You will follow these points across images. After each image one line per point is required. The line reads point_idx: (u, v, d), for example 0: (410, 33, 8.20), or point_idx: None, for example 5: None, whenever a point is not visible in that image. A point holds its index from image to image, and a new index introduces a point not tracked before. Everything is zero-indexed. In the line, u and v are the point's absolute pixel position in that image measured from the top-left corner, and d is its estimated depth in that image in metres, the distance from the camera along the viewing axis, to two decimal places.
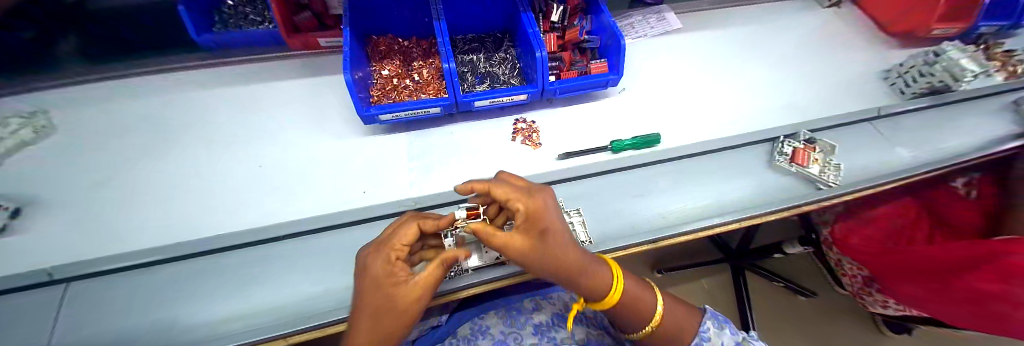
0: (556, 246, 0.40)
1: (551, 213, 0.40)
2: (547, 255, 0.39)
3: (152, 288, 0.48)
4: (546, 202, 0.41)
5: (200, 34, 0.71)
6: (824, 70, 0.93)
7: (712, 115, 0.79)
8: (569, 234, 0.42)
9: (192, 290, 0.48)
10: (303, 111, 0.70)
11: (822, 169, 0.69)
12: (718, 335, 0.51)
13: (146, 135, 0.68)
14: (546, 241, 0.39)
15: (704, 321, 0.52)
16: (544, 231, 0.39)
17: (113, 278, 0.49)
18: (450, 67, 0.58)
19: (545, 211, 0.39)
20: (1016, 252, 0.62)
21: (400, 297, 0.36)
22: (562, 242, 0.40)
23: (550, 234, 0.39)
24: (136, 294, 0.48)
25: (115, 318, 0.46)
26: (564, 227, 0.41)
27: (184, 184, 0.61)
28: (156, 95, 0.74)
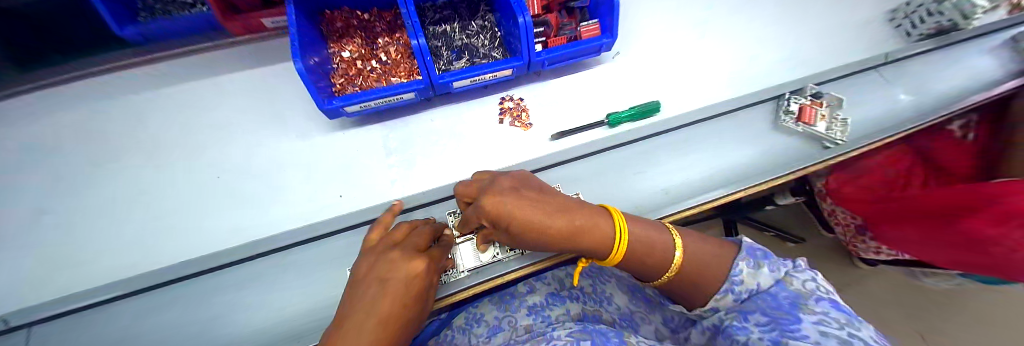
0: (532, 232, 0.40)
1: (507, 209, 0.39)
2: (535, 240, 0.41)
3: (134, 323, 0.46)
4: (496, 201, 0.40)
5: (123, 27, 0.59)
6: (829, 15, 0.86)
7: (714, 74, 0.72)
8: (539, 210, 0.40)
9: (179, 320, 0.46)
10: (260, 107, 0.61)
11: (828, 126, 0.66)
12: (753, 276, 0.46)
13: (77, 151, 0.58)
14: (527, 233, 0.40)
15: (735, 263, 0.47)
16: (508, 227, 0.40)
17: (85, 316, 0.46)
18: (419, 43, 0.50)
19: (500, 213, 0.39)
20: (1013, 195, 0.61)
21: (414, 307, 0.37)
22: (530, 225, 0.39)
23: (514, 227, 0.40)
24: (118, 331, 0.45)
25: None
26: (530, 211, 0.39)
27: (136, 206, 0.54)
28: (76, 101, 0.62)
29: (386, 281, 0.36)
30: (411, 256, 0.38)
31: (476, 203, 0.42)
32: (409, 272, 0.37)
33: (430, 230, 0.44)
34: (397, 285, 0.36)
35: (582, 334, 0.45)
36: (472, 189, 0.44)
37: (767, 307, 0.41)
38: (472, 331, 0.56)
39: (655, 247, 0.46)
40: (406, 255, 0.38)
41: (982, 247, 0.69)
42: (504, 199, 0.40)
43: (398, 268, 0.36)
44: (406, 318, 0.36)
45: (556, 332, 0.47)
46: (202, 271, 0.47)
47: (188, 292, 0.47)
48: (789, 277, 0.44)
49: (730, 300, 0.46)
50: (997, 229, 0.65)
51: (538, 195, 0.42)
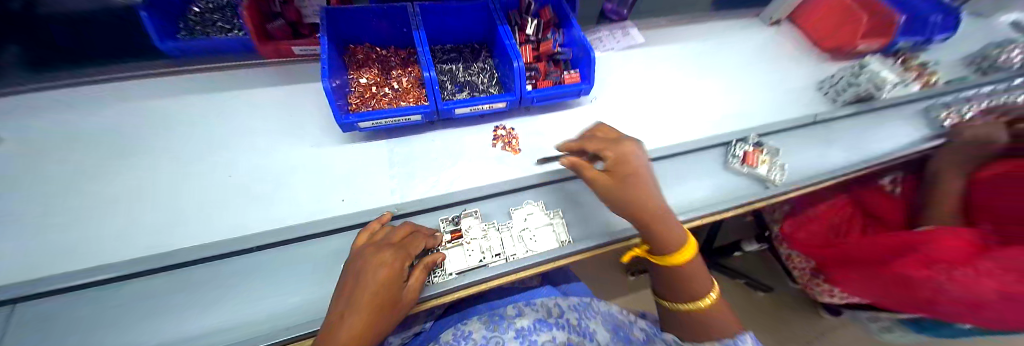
0: (636, 186, 0.51)
1: (638, 160, 0.53)
2: (629, 192, 0.51)
3: (106, 310, 0.44)
4: (634, 151, 0.54)
5: (163, 40, 0.67)
6: (770, 82, 1.04)
7: (676, 121, 0.86)
8: (653, 182, 0.53)
9: (158, 308, 0.45)
10: (279, 119, 0.68)
11: (769, 169, 0.77)
12: None
13: (96, 145, 0.62)
14: (629, 184, 0.52)
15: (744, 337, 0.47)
16: (628, 173, 0.52)
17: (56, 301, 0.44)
18: (430, 75, 0.60)
19: (632, 158, 0.53)
20: (931, 243, 0.65)
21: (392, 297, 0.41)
22: (643, 184, 0.52)
23: (632, 176, 0.52)
24: (82, 318, 0.43)
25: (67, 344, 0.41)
26: (650, 180, 0.53)
27: (145, 198, 0.57)
28: (111, 103, 0.68)
29: (361, 274, 0.41)
30: (386, 250, 0.43)
31: (613, 142, 0.55)
32: (385, 261, 0.42)
33: (410, 228, 0.49)
34: (372, 274, 0.41)
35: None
36: (609, 134, 0.59)
37: None
38: None
39: (696, 280, 0.54)
40: (384, 250, 0.43)
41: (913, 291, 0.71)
42: (646, 175, 0.53)
43: (371, 263, 0.42)
44: (386, 307, 0.40)
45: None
46: (208, 257, 0.49)
47: (177, 279, 0.47)
48: None
49: None
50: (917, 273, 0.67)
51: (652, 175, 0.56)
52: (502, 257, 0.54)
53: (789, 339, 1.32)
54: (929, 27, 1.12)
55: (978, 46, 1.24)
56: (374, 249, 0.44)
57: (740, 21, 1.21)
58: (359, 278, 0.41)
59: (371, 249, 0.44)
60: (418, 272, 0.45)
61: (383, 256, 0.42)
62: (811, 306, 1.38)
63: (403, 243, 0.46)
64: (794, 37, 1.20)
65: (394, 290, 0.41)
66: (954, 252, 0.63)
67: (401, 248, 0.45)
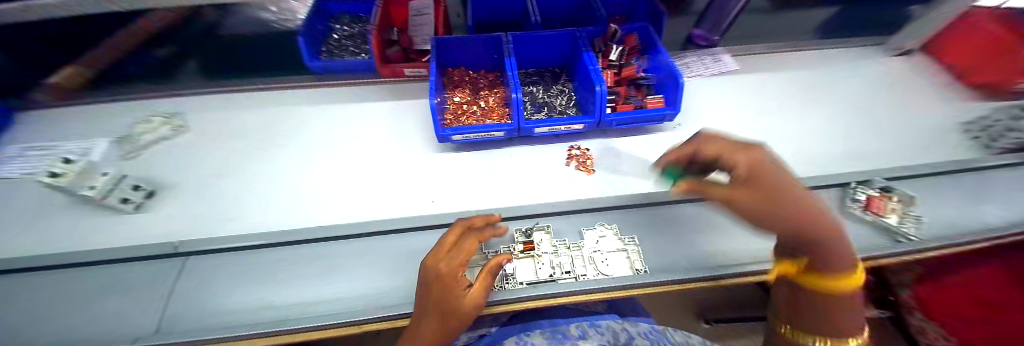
0: (791, 193, 0.37)
1: (777, 163, 0.39)
2: (788, 202, 0.36)
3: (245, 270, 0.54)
4: (768, 155, 0.40)
5: (313, 60, 0.88)
6: (896, 120, 0.89)
7: (774, 154, 0.78)
8: (800, 186, 0.40)
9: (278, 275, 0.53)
10: (384, 128, 0.80)
11: (901, 220, 0.64)
12: None
13: (256, 138, 0.79)
14: (783, 197, 0.36)
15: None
16: (777, 176, 0.37)
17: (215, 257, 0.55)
18: (516, 97, 0.66)
19: (767, 160, 0.39)
20: None
21: (459, 305, 0.43)
22: (792, 184, 0.38)
23: (776, 180, 0.37)
24: (229, 273, 0.53)
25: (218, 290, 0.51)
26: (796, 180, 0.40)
27: (282, 184, 0.70)
28: (267, 105, 0.87)
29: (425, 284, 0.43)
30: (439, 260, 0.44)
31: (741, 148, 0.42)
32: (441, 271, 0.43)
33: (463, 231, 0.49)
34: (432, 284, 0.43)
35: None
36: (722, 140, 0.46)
37: None
38: None
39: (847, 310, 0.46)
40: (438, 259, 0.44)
41: None
42: (779, 173, 0.38)
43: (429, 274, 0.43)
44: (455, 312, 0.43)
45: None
46: (316, 239, 0.57)
47: (293, 253, 0.56)
48: None
49: None
50: None
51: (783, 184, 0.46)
52: (571, 275, 0.54)
53: None
54: None
55: None
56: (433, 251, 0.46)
57: (855, 50, 1.07)
58: (425, 290, 0.43)
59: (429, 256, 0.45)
60: (483, 276, 0.46)
61: (442, 266, 0.43)
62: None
63: (461, 248, 0.46)
64: (930, 69, 1.02)
65: (458, 297, 0.43)
66: None
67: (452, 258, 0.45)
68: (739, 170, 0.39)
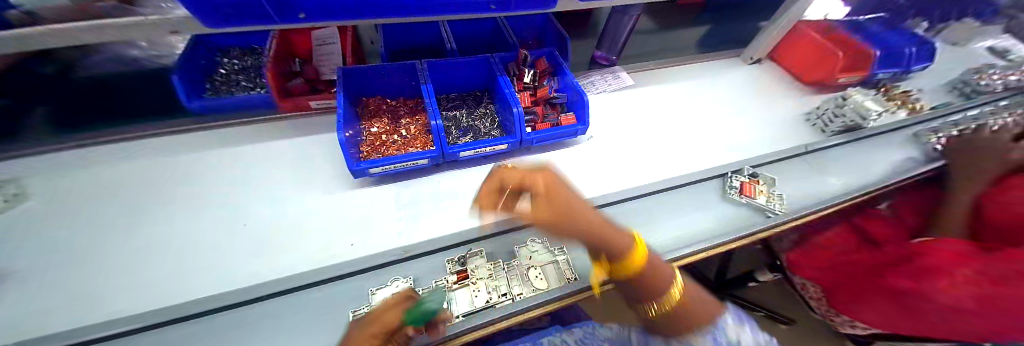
0: (581, 217, 0.43)
1: (564, 187, 0.46)
2: (578, 222, 0.43)
3: None
4: (556, 178, 0.47)
5: (192, 100, 0.76)
6: (758, 115, 1.10)
7: (673, 154, 0.90)
8: (590, 204, 0.46)
9: None
10: (294, 169, 0.72)
11: (768, 199, 0.79)
12: (735, 330, 0.45)
13: (121, 198, 0.65)
14: (574, 217, 0.43)
15: (722, 319, 0.46)
16: (570, 205, 0.44)
17: None
18: (435, 123, 0.65)
19: (560, 188, 0.46)
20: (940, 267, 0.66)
21: None
22: (586, 209, 0.44)
23: (545, 204, 0.44)
24: None
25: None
26: (585, 201, 0.46)
27: (158, 250, 0.57)
28: (137, 158, 0.72)
29: None
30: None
31: (525, 172, 0.48)
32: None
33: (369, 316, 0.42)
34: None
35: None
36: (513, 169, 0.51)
37: None
38: None
39: (655, 277, 0.44)
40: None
41: (907, 296, 0.72)
42: (559, 196, 0.45)
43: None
44: None
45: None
46: (207, 311, 0.47)
47: (168, 336, 0.44)
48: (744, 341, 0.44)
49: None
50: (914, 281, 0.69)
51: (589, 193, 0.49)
52: (508, 296, 0.54)
53: None
54: (906, 59, 1.22)
55: (951, 75, 1.33)
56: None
57: (724, 60, 1.30)
58: None
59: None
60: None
61: None
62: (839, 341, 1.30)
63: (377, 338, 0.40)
64: (778, 73, 1.29)
65: None
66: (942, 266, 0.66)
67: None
68: (539, 189, 0.46)
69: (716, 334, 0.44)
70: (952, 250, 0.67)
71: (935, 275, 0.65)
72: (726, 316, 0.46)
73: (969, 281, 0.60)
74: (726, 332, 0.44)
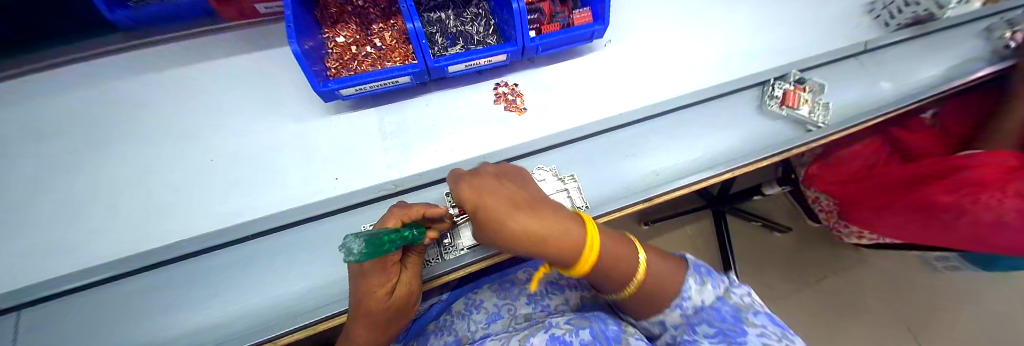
0: (481, 220, 0.40)
1: (471, 193, 0.42)
2: (488, 232, 0.40)
3: (124, 304, 0.45)
4: (468, 183, 0.43)
5: (114, 10, 0.57)
6: (814, 5, 0.89)
7: (702, 60, 0.75)
8: (501, 204, 0.40)
9: (173, 300, 0.46)
10: (253, 93, 0.61)
11: (811, 110, 0.68)
12: (698, 292, 0.45)
13: (60, 135, 0.56)
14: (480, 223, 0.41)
15: (685, 279, 0.46)
16: (472, 214, 0.41)
17: (69, 302, 0.45)
18: (413, 27, 0.50)
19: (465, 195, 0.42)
20: (987, 183, 0.63)
21: (392, 300, 0.40)
22: (487, 218, 0.40)
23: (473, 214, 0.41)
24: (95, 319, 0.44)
25: (87, 341, 0.43)
26: (495, 202, 0.40)
27: (124, 193, 0.53)
28: (60, 87, 0.60)
29: (361, 294, 0.38)
30: (367, 275, 0.37)
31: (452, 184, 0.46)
32: (373, 285, 0.38)
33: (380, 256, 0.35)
34: (356, 293, 0.38)
35: (581, 321, 0.46)
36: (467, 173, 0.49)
37: (714, 321, 0.41)
38: (471, 317, 0.56)
39: (619, 263, 0.45)
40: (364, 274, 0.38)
41: (931, 211, 0.71)
42: (490, 194, 0.41)
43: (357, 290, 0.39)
44: (405, 294, 0.41)
45: (555, 319, 0.47)
46: (199, 252, 0.48)
47: (179, 275, 0.47)
48: (728, 293, 0.45)
49: (676, 317, 0.44)
50: (954, 195, 0.66)
51: (512, 193, 0.42)
52: None
53: (806, 278, 1.28)
54: None
55: None
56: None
57: None
58: (365, 298, 0.38)
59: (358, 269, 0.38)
60: (414, 260, 0.42)
61: (375, 274, 0.37)
62: (840, 247, 1.31)
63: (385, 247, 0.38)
64: None
65: (400, 289, 0.40)
66: (982, 176, 0.63)
67: (385, 276, 0.38)
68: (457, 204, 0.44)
69: (679, 303, 0.44)
70: (992, 163, 0.64)
71: (973, 190, 0.64)
72: (688, 276, 0.46)
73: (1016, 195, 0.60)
74: (690, 295, 0.44)
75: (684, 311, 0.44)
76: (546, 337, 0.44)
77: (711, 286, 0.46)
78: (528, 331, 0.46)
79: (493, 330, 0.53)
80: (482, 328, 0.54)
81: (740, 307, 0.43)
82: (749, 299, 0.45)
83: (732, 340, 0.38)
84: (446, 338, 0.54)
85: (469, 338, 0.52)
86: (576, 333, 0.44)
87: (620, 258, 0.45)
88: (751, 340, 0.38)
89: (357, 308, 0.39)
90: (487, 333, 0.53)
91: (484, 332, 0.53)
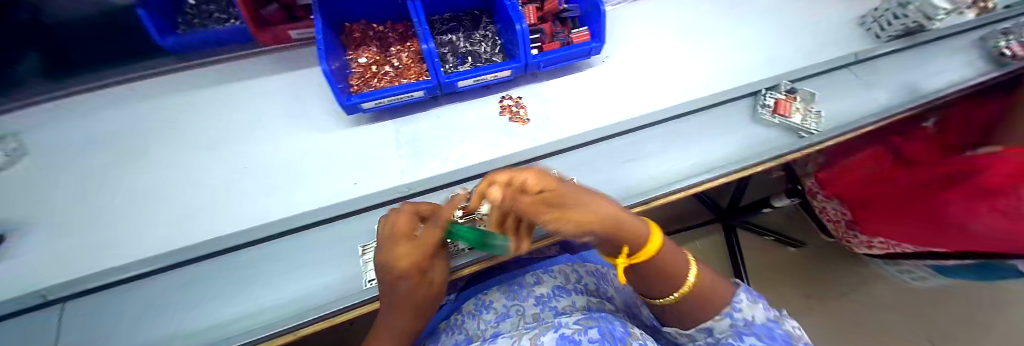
0: (581, 201, 0.37)
1: (559, 184, 0.38)
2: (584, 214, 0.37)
3: (163, 295, 0.50)
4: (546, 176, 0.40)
5: (165, 37, 0.66)
6: (806, 20, 0.93)
7: (696, 72, 0.79)
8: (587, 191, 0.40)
9: (205, 293, 0.50)
10: (283, 108, 0.68)
11: (803, 118, 0.71)
12: (751, 308, 0.45)
13: (116, 146, 0.63)
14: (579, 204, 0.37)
15: (737, 293, 0.46)
16: (566, 196, 0.37)
17: (117, 293, 0.50)
18: (428, 48, 0.57)
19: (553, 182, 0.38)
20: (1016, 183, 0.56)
21: (413, 269, 0.41)
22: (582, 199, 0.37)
23: (571, 195, 0.37)
24: (139, 307, 0.49)
25: (130, 326, 0.48)
26: (582, 187, 0.40)
27: (166, 197, 0.58)
28: (119, 105, 0.68)
29: (385, 265, 0.41)
30: (388, 248, 0.41)
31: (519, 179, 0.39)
32: (391, 257, 0.41)
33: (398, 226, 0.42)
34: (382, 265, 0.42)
35: (589, 322, 0.48)
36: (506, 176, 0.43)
37: (766, 336, 0.40)
38: (480, 317, 0.59)
39: (673, 266, 0.45)
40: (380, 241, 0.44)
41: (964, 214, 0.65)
42: (569, 184, 0.40)
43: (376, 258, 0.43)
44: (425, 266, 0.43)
45: (563, 320, 0.48)
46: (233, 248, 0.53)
47: (213, 269, 0.52)
48: (781, 319, 0.45)
49: (725, 325, 0.44)
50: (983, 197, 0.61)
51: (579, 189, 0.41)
52: None
53: (821, 293, 1.26)
54: None
55: None
56: (392, 232, 0.42)
57: None
58: (386, 267, 0.41)
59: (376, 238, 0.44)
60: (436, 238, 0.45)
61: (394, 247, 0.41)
62: (854, 261, 1.30)
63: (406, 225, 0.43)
64: None
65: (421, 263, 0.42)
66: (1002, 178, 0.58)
67: (392, 239, 0.42)
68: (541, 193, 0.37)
69: (729, 311, 0.44)
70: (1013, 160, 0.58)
71: (996, 191, 0.59)
72: (741, 292, 0.47)
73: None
74: (742, 307, 0.45)
75: (733, 321, 0.44)
76: (556, 336, 0.44)
77: (762, 308, 0.46)
78: (536, 331, 0.46)
79: (501, 328, 0.54)
80: (492, 327, 0.55)
81: (791, 335, 0.42)
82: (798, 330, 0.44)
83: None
84: (458, 337, 0.56)
85: (479, 336, 0.54)
86: (585, 332, 0.45)
87: (678, 259, 0.46)
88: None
89: (386, 278, 0.42)
90: (497, 331, 0.54)
91: (494, 331, 0.54)
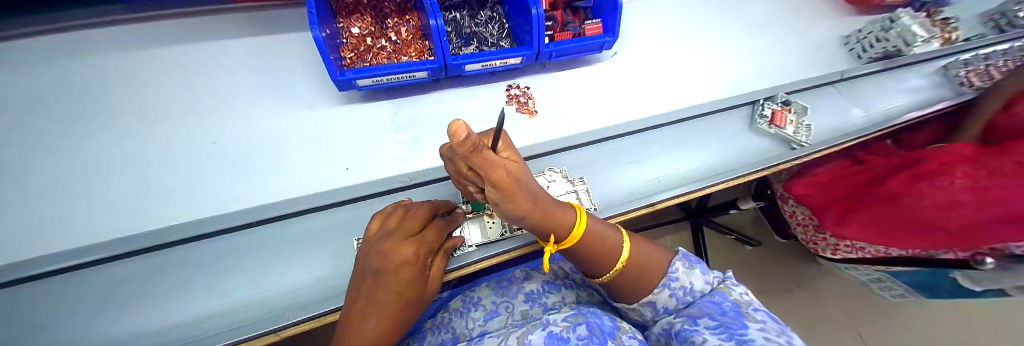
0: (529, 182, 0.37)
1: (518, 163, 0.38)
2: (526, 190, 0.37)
3: (108, 291, 0.42)
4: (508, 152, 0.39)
5: None
6: (798, 34, 0.96)
7: (698, 76, 0.80)
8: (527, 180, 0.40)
9: (164, 289, 0.44)
10: (260, 78, 0.59)
11: (796, 130, 0.73)
12: (686, 276, 0.47)
13: (39, 108, 0.52)
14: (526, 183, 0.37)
15: (673, 263, 0.48)
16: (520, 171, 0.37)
17: (46, 287, 0.41)
18: (436, 23, 0.52)
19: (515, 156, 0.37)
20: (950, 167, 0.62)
21: (407, 274, 0.38)
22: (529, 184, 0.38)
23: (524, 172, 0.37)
24: (76, 306, 0.41)
25: (66, 327, 0.40)
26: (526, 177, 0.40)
27: (111, 173, 0.49)
28: (39, 57, 0.55)
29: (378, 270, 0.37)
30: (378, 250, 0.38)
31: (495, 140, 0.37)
32: (388, 256, 0.38)
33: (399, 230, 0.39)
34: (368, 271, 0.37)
35: (577, 318, 0.45)
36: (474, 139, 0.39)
37: (712, 311, 0.41)
38: (469, 314, 0.56)
39: (606, 244, 0.46)
40: (374, 233, 0.41)
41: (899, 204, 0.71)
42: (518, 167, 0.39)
43: (362, 247, 0.40)
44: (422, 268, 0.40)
45: (550, 317, 0.46)
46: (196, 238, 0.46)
47: (174, 261, 0.45)
48: (727, 288, 0.45)
49: (665, 297, 0.46)
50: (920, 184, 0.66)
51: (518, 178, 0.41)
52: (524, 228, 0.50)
53: (773, 288, 1.35)
54: None
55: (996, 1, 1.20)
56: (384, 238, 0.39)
57: None
58: (381, 272, 0.37)
59: (368, 232, 0.42)
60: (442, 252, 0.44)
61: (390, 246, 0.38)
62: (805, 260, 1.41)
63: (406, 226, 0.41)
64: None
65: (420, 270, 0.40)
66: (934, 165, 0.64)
67: (398, 228, 0.40)
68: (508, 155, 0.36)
69: (667, 283, 0.46)
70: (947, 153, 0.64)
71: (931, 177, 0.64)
72: (677, 260, 0.48)
73: (966, 177, 0.60)
74: (678, 277, 0.46)
75: (673, 293, 0.46)
76: (544, 335, 0.42)
77: (701, 274, 0.47)
78: (525, 329, 0.44)
79: (490, 327, 0.53)
80: (480, 326, 0.53)
81: (739, 303, 0.43)
82: (745, 295, 0.45)
83: (732, 332, 0.37)
84: (444, 336, 0.53)
85: (466, 336, 0.52)
86: (574, 329, 0.43)
87: (608, 237, 0.46)
88: (752, 333, 0.36)
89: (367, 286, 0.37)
90: (484, 330, 0.52)
91: (482, 329, 0.52)
